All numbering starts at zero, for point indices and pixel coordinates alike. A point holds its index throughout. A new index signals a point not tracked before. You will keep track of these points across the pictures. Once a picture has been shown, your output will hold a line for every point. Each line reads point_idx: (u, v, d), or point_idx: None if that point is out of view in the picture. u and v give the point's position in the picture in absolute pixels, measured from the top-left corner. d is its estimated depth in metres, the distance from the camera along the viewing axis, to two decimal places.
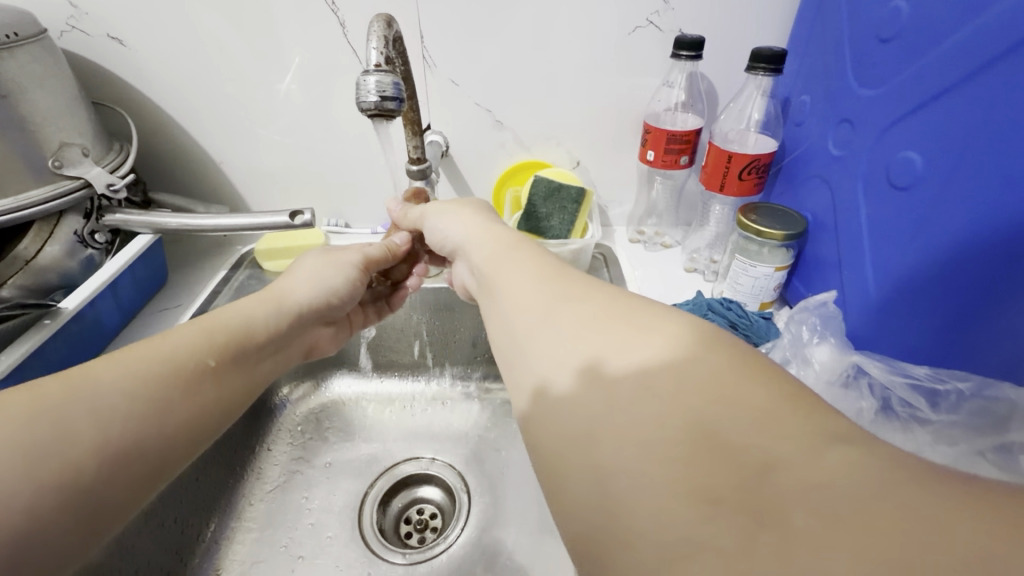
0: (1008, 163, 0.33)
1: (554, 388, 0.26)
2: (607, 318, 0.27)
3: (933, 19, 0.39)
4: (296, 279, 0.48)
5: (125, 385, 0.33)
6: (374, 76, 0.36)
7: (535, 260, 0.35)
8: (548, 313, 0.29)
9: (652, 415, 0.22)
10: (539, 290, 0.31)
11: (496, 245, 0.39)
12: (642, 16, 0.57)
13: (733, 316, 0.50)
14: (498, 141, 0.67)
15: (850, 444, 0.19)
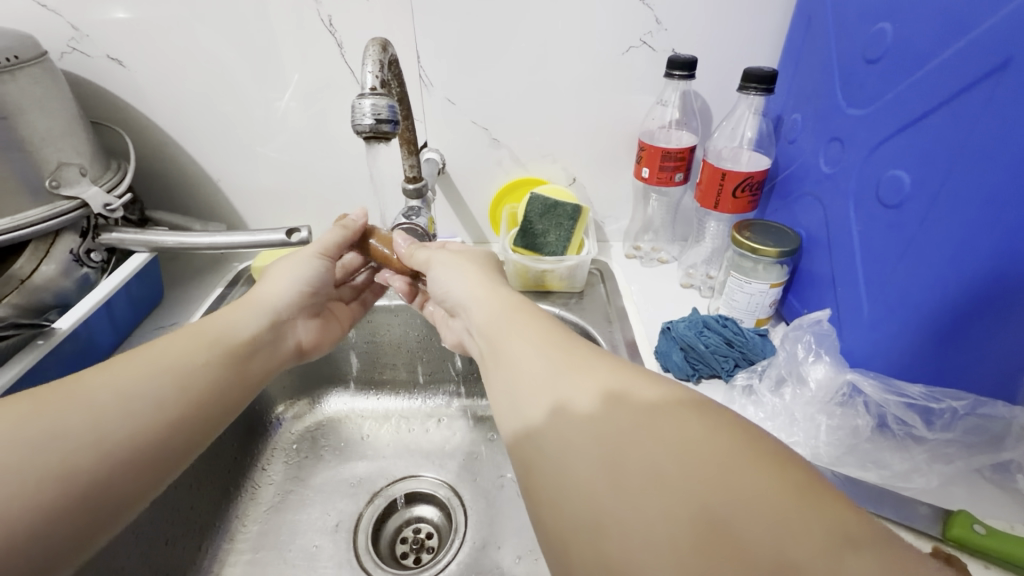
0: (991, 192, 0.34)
1: (558, 460, 0.26)
2: (604, 383, 0.28)
3: (918, 39, 0.39)
4: (266, 284, 0.48)
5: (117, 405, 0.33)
6: (369, 99, 0.36)
7: (542, 319, 0.36)
8: (552, 374, 0.30)
9: (661, 507, 0.22)
10: (541, 356, 0.31)
11: (495, 304, 0.39)
12: (636, 36, 0.58)
13: (729, 333, 0.50)
14: (494, 158, 0.68)
15: (865, 550, 0.19)
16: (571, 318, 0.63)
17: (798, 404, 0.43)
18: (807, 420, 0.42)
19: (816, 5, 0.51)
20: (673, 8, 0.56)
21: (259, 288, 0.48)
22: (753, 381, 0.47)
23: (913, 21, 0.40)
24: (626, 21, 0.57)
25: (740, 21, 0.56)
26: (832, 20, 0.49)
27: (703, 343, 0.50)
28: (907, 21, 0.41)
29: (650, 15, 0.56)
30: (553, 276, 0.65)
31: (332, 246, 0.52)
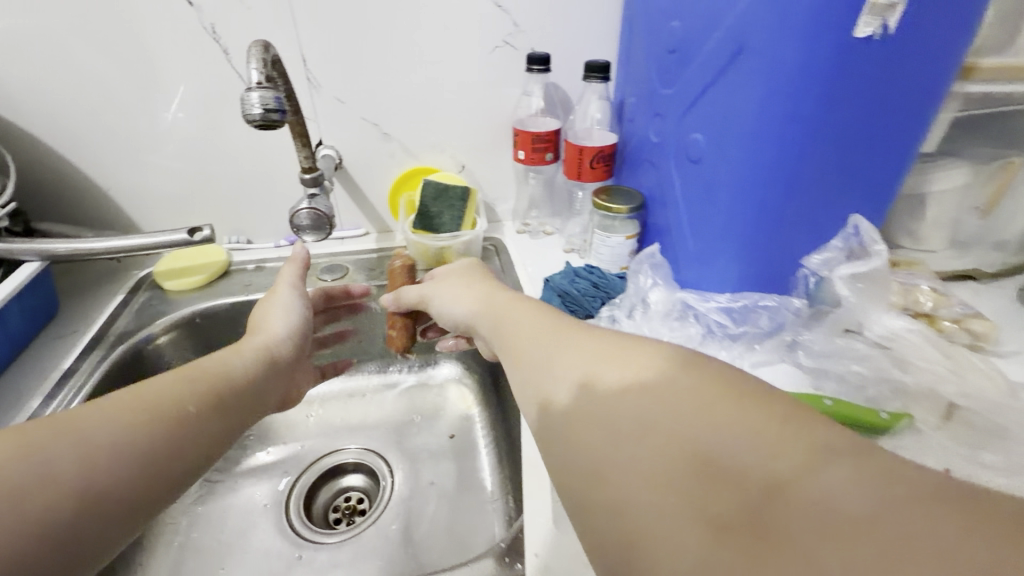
0: (792, 106, 0.43)
1: (574, 425, 0.28)
2: (640, 374, 0.28)
3: (692, 33, 0.51)
4: (270, 315, 0.51)
5: (108, 424, 0.32)
6: (256, 92, 0.42)
7: (551, 329, 0.36)
8: (576, 370, 0.31)
9: (658, 456, 0.25)
10: (548, 344, 0.35)
11: (513, 322, 0.39)
12: (498, 38, 0.68)
13: (595, 278, 0.60)
14: (386, 151, 0.74)
15: (848, 461, 0.22)
16: None
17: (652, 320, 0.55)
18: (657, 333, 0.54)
19: (633, 9, 0.63)
20: (525, 14, 0.66)
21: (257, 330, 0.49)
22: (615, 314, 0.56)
23: (688, 17, 0.52)
24: (488, 25, 0.67)
25: (581, 23, 0.67)
26: (643, 22, 0.61)
27: (575, 288, 0.59)
28: (685, 18, 0.52)
29: (508, 19, 0.67)
30: (451, 251, 0.72)
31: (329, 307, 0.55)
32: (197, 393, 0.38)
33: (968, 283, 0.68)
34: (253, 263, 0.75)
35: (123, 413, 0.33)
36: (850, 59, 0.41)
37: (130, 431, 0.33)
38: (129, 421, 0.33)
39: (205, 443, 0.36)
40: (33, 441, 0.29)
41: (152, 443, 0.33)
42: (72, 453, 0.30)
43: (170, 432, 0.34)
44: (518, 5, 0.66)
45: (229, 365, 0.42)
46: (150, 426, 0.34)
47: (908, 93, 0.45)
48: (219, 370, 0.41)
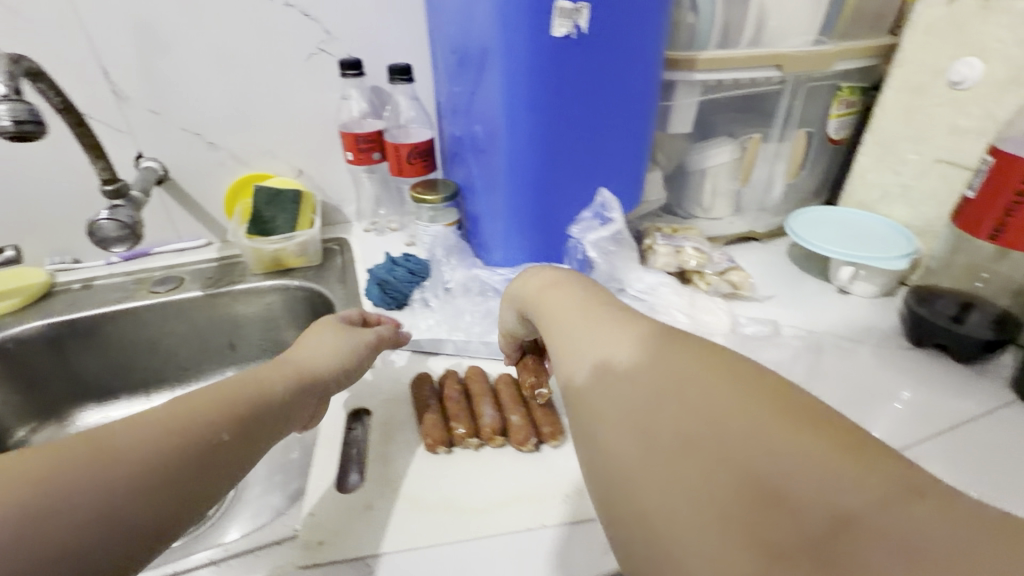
0: (528, 96, 0.50)
1: (600, 417, 0.29)
2: (700, 385, 0.26)
3: (455, 36, 0.57)
4: (310, 353, 0.44)
5: (148, 433, 0.30)
6: (4, 104, 0.42)
7: (586, 319, 0.34)
8: (613, 373, 0.30)
9: (698, 476, 0.24)
10: (596, 318, 0.34)
11: (551, 307, 0.38)
12: (312, 45, 0.71)
13: (412, 265, 0.64)
14: (216, 160, 0.75)
15: (923, 493, 0.21)
16: (307, 285, 0.73)
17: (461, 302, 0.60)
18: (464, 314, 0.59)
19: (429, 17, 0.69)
20: (334, 22, 0.70)
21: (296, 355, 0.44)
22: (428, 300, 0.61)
23: (450, 23, 0.57)
24: (298, 33, 0.70)
25: (391, 29, 0.72)
26: (433, 28, 0.67)
27: (392, 276, 0.63)
28: (450, 24, 0.58)
29: (318, 27, 0.70)
30: (286, 253, 0.74)
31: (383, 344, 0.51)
32: (219, 413, 0.34)
33: (752, 243, 0.79)
34: (80, 282, 0.72)
35: (164, 414, 0.32)
36: (556, 55, 0.48)
37: (231, 413, 0.34)
38: (141, 421, 0.31)
39: (187, 482, 0.30)
40: (80, 448, 0.28)
41: (107, 493, 0.27)
42: (128, 441, 0.29)
43: (104, 485, 0.27)
44: (327, 14, 0.69)
45: (247, 400, 0.36)
46: (174, 436, 0.31)
47: (630, 82, 0.52)
48: (230, 399, 0.35)
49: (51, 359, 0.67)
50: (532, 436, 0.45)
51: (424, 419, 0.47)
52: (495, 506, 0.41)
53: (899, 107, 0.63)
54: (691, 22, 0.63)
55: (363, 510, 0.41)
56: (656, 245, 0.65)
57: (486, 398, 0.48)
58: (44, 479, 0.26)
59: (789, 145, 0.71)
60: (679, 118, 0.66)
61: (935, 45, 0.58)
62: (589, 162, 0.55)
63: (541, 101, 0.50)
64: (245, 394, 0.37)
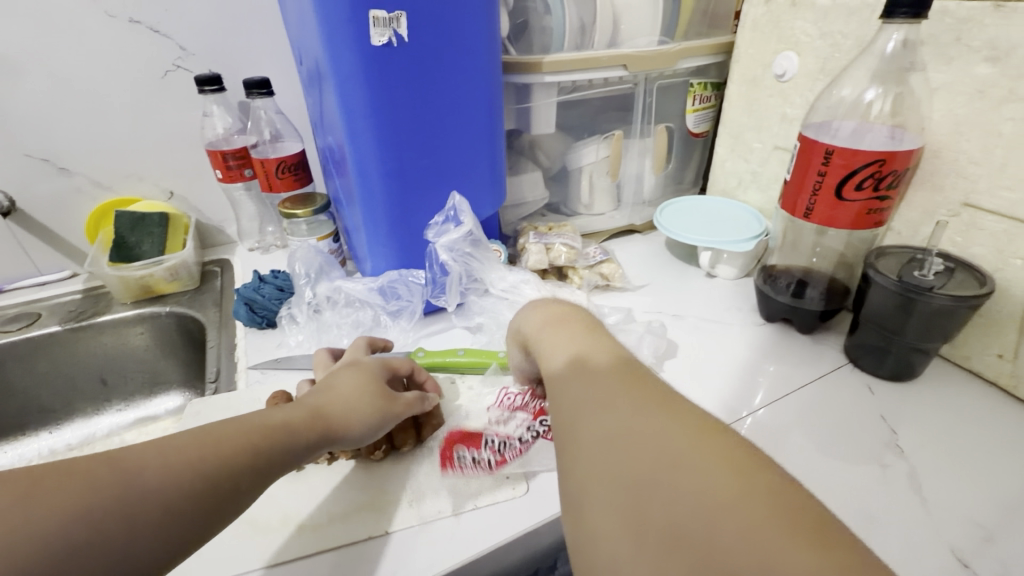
0: (366, 103, 0.48)
1: (576, 445, 0.29)
2: (695, 457, 0.25)
3: (300, 47, 0.55)
4: (346, 396, 0.38)
5: (170, 470, 0.27)
6: None
7: (588, 369, 0.34)
8: (608, 423, 0.29)
9: (653, 528, 0.23)
10: (588, 354, 0.36)
11: (563, 351, 0.37)
12: (167, 62, 0.68)
13: (279, 282, 0.64)
14: (72, 186, 0.71)
15: None
16: (181, 310, 0.70)
17: (334, 317, 0.60)
18: (339, 328, 0.60)
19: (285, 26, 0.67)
20: (189, 37, 0.68)
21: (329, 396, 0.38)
22: (297, 317, 0.60)
23: (295, 34, 0.55)
24: (150, 49, 0.67)
25: (251, 43, 0.71)
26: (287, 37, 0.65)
27: (259, 294, 0.62)
28: (295, 35, 0.56)
29: (172, 43, 0.67)
30: (156, 279, 0.70)
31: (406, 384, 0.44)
32: (250, 459, 0.30)
33: (634, 236, 0.83)
34: None
35: (197, 449, 0.28)
36: (381, 61, 0.46)
37: (259, 444, 0.31)
38: (181, 452, 0.28)
39: (186, 532, 0.26)
40: (105, 478, 0.25)
41: (126, 521, 0.25)
42: (156, 475, 0.26)
43: (101, 524, 0.24)
44: (179, 29, 0.67)
45: (254, 442, 0.31)
46: (202, 478, 0.28)
47: (470, 85, 0.52)
48: (256, 435, 0.31)
49: None
50: (382, 444, 0.44)
51: None
52: (339, 517, 0.40)
53: (741, 99, 0.68)
54: (544, 25, 0.65)
55: None
56: (528, 245, 0.67)
57: None
58: (75, 512, 0.24)
59: (653, 140, 0.75)
60: (541, 119, 0.67)
61: (761, 42, 0.63)
62: (442, 166, 0.55)
63: (380, 109, 0.49)
64: (274, 426, 0.33)
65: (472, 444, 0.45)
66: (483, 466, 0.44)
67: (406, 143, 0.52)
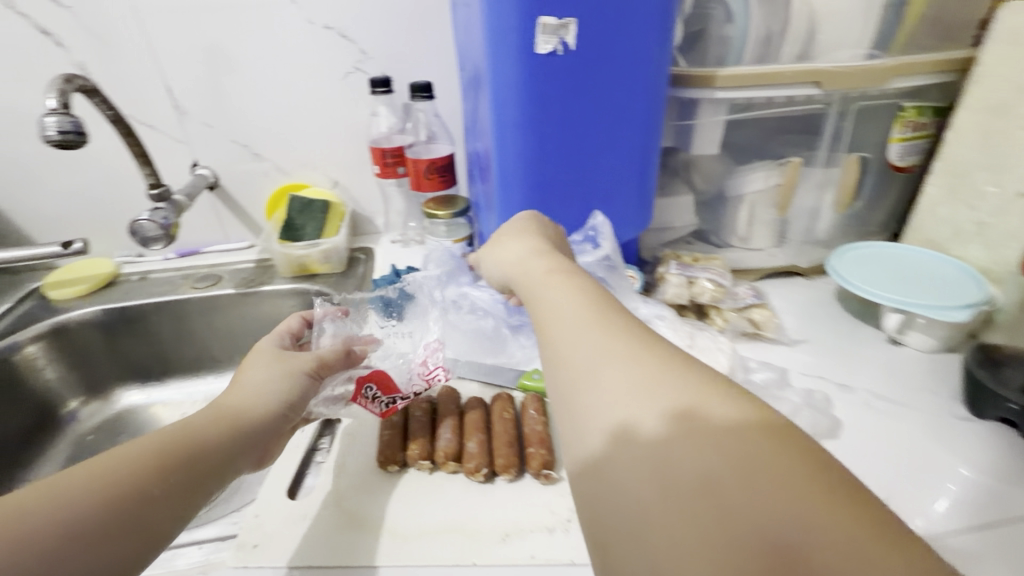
0: (517, 114, 0.47)
1: (610, 449, 0.26)
2: (715, 426, 0.24)
3: (465, 53, 0.55)
4: (245, 386, 0.40)
5: (70, 496, 0.27)
6: (53, 117, 0.48)
7: (597, 330, 0.31)
8: (623, 392, 0.27)
9: (710, 537, 0.21)
10: (586, 317, 0.32)
11: (560, 315, 0.33)
12: (349, 64, 0.75)
13: (412, 279, 0.66)
14: (260, 170, 0.81)
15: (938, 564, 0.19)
16: (328, 291, 0.76)
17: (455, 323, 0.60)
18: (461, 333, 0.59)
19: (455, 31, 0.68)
20: (370, 42, 0.73)
21: (233, 392, 0.40)
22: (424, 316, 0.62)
23: (462, 40, 0.56)
24: (337, 53, 0.74)
25: (423, 48, 0.74)
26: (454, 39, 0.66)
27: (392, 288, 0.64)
28: (462, 41, 0.57)
29: (355, 47, 0.74)
30: (311, 260, 0.77)
31: (327, 364, 0.45)
32: (162, 468, 0.31)
33: (795, 279, 0.71)
34: (139, 274, 0.81)
35: (99, 472, 0.29)
36: (541, 70, 0.44)
37: (179, 458, 0.32)
38: (83, 483, 0.28)
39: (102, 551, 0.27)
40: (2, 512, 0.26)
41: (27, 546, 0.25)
42: (52, 503, 0.27)
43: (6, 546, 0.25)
44: (362, 35, 0.73)
45: (167, 454, 0.32)
46: (113, 495, 0.29)
47: (630, 100, 0.48)
48: (170, 449, 0.32)
49: (103, 342, 0.76)
50: (484, 466, 0.43)
51: (381, 434, 0.46)
52: (428, 534, 0.39)
53: (975, 129, 0.54)
54: (725, 34, 0.57)
55: (302, 519, 0.41)
56: (667, 274, 0.60)
57: (448, 420, 0.47)
58: None
59: (840, 172, 0.64)
60: (705, 141, 0.60)
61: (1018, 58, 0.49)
62: (588, 182, 0.51)
63: (532, 120, 0.47)
64: (181, 437, 0.34)
65: (384, 384, 0.47)
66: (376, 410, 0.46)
67: (552, 157, 0.49)
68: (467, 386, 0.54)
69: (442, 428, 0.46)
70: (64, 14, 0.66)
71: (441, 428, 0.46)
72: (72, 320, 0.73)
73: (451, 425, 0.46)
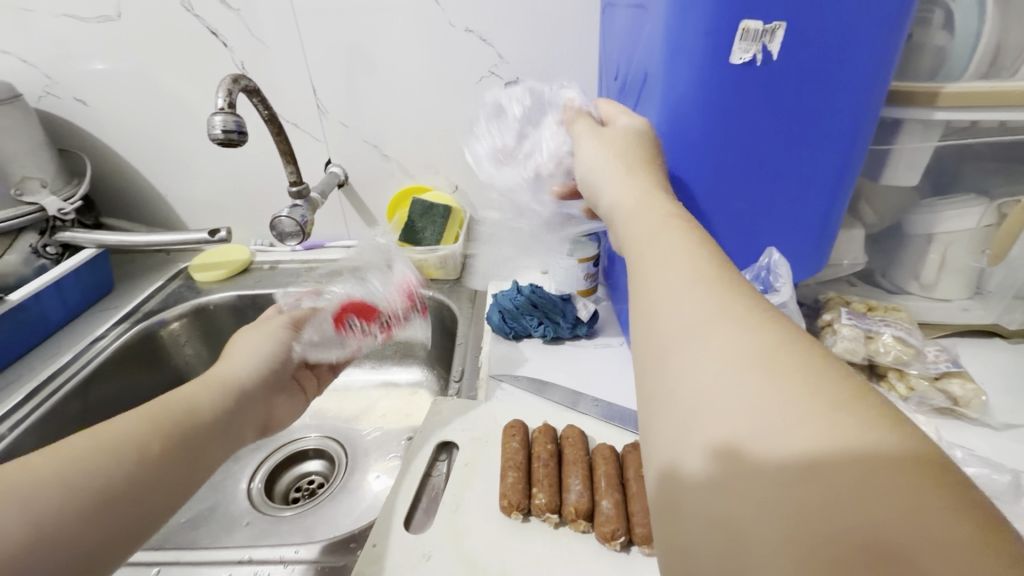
0: (688, 132, 0.40)
1: (681, 470, 0.21)
2: (823, 388, 0.20)
3: (625, 59, 0.50)
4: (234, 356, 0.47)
5: (83, 463, 0.29)
6: (219, 116, 0.49)
7: (700, 268, 0.26)
8: (695, 315, 0.24)
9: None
10: (678, 281, 0.26)
11: (649, 241, 0.30)
12: (485, 69, 0.73)
13: (535, 297, 0.61)
14: (387, 171, 0.82)
15: None
16: (442, 298, 0.75)
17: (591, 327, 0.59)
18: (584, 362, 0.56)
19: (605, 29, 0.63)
20: (509, 46, 0.71)
21: (219, 366, 0.46)
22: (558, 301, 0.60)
23: (623, 45, 0.50)
24: (475, 56, 0.72)
25: (562, 53, 0.71)
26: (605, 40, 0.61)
27: (513, 306, 0.61)
28: (621, 46, 0.51)
29: (493, 51, 0.71)
30: (429, 264, 0.76)
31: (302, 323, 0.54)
32: (166, 437, 0.34)
33: (993, 340, 0.58)
34: (269, 263, 0.85)
35: (115, 439, 0.31)
36: (729, 85, 0.38)
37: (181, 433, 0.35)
38: (97, 454, 0.30)
39: (128, 511, 0.29)
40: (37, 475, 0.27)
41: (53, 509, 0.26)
42: (76, 470, 0.28)
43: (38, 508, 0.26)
44: (501, 39, 0.70)
45: (173, 421, 0.35)
46: (120, 462, 0.30)
47: (830, 118, 0.40)
48: (179, 421, 0.35)
49: (234, 325, 0.80)
50: (620, 533, 0.37)
51: (504, 475, 0.42)
52: None
53: None
54: (939, 43, 0.46)
55: (421, 559, 0.38)
56: (839, 325, 0.51)
57: (577, 469, 0.42)
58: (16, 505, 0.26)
59: None
60: (900, 168, 0.50)
61: None
62: (760, 162, 0.42)
63: (707, 142, 0.40)
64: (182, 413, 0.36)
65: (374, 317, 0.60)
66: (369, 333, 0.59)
67: (724, 184, 0.43)
68: (591, 426, 0.49)
69: (571, 474, 0.41)
70: (231, 16, 0.69)
71: (569, 474, 0.42)
72: (212, 303, 0.77)
73: (580, 473, 0.42)
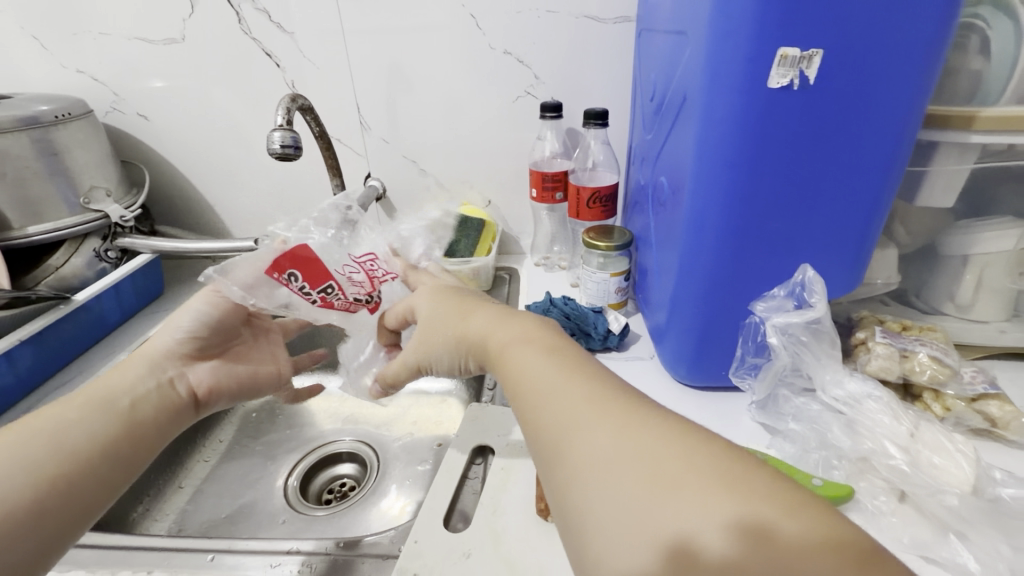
0: (727, 152, 0.42)
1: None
2: (688, 467, 0.26)
3: (664, 79, 0.52)
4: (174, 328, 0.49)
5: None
6: (278, 133, 0.53)
7: (568, 386, 0.32)
8: (585, 433, 0.29)
9: None
10: (559, 406, 0.31)
11: (522, 375, 0.34)
12: (522, 88, 0.75)
13: (568, 309, 0.63)
14: (423, 185, 0.85)
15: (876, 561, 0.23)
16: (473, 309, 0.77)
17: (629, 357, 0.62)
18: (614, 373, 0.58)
19: (642, 51, 0.65)
20: (547, 67, 0.73)
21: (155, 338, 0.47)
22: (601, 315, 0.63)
23: (663, 66, 0.52)
24: (513, 78, 0.75)
25: (596, 73, 0.73)
26: (643, 58, 0.63)
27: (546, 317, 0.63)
28: (661, 66, 0.53)
29: (530, 72, 0.74)
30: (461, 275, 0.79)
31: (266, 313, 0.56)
32: (62, 448, 0.37)
33: None
34: None
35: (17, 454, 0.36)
36: (769, 108, 0.40)
37: (81, 440, 0.38)
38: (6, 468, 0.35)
39: (32, 516, 0.34)
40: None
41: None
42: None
43: None
44: (538, 60, 0.73)
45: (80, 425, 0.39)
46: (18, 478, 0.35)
47: (865, 140, 0.41)
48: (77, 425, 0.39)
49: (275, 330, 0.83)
50: None
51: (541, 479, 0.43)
52: None
53: None
54: (976, 68, 0.47)
55: (460, 557, 0.40)
56: (873, 343, 0.51)
57: None
58: None
59: None
60: (936, 188, 0.51)
61: None
62: (785, 190, 0.43)
63: (743, 165, 0.42)
64: (117, 410, 0.41)
65: (306, 274, 0.46)
66: (307, 301, 0.47)
67: (758, 205, 0.44)
68: None
69: None
70: (284, 38, 0.74)
71: None
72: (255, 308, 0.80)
73: None
